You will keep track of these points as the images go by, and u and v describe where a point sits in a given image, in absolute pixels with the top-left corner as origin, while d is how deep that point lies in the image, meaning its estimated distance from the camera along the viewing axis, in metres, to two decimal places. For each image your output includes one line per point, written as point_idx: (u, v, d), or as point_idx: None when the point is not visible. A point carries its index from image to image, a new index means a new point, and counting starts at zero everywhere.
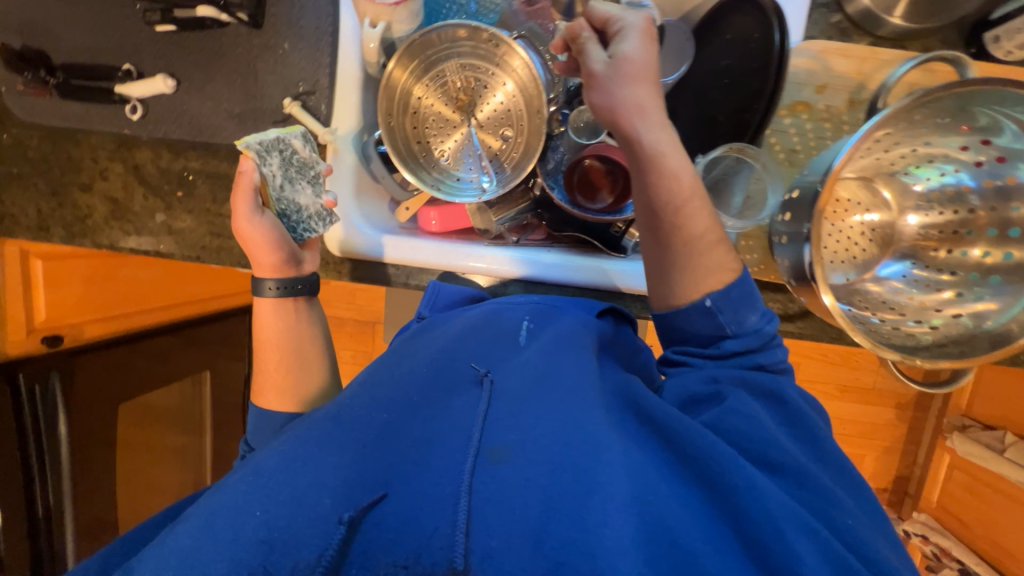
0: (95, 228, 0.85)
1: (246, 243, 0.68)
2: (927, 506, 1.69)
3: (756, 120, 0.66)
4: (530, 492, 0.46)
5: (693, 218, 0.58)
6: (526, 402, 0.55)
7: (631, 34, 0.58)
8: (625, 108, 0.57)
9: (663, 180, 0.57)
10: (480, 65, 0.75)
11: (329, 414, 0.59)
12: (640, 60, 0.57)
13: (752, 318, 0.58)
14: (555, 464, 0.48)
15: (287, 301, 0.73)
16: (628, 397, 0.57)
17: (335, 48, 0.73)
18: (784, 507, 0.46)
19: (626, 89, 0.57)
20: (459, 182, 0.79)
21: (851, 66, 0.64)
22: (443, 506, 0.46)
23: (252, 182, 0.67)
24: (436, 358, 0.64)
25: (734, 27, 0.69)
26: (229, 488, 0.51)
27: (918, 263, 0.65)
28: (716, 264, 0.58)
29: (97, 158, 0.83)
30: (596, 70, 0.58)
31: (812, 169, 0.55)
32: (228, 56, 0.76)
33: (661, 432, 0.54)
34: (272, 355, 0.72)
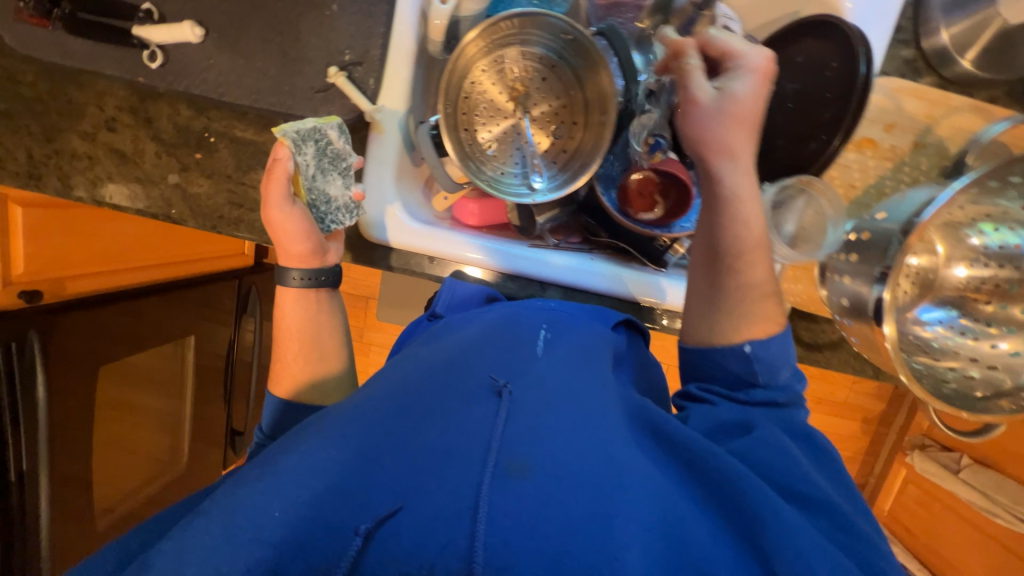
0: (96, 183, 0.77)
1: (276, 231, 0.67)
2: (878, 514, 1.85)
3: (827, 153, 0.65)
4: (556, 516, 0.42)
5: (750, 267, 0.59)
6: (552, 418, 0.51)
7: (745, 75, 0.59)
8: (717, 145, 0.59)
9: (733, 224, 0.59)
10: (543, 58, 0.72)
11: (340, 411, 0.54)
12: (745, 104, 0.58)
13: (785, 374, 0.59)
14: (584, 487, 0.45)
15: (310, 291, 0.71)
16: (657, 419, 0.55)
17: (390, 18, 0.67)
18: (813, 546, 0.45)
19: (722, 127, 0.58)
20: (505, 178, 0.75)
21: (921, 109, 0.64)
22: (462, 523, 0.41)
23: (286, 172, 0.65)
24: (455, 360, 0.60)
25: (807, 49, 0.66)
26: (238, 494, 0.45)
27: (964, 313, 0.66)
28: (761, 316, 0.60)
29: (104, 106, 0.74)
30: (701, 98, 0.59)
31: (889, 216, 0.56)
32: (267, 11, 0.69)
33: (688, 457, 0.53)
34: (292, 343, 0.71)
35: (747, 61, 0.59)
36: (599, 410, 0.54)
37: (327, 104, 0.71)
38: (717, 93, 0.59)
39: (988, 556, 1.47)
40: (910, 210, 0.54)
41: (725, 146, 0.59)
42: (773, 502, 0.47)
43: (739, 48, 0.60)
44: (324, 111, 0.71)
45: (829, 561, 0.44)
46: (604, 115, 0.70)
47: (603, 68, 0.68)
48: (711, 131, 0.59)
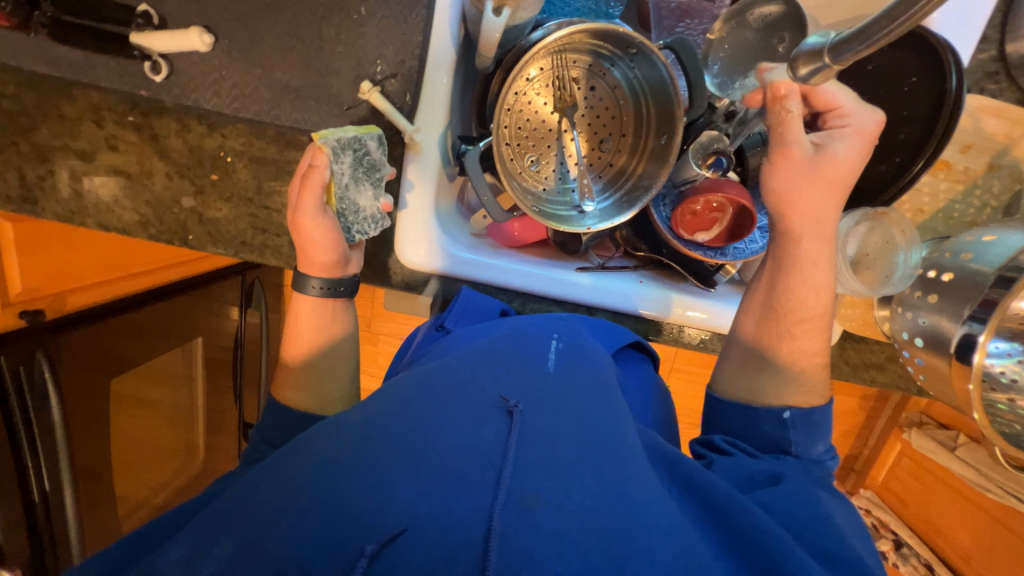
0: (100, 207, 0.70)
1: (300, 238, 0.61)
2: (873, 484, 1.96)
3: (903, 179, 0.61)
4: (568, 561, 0.38)
5: (808, 334, 0.58)
6: (567, 445, 0.47)
7: (847, 137, 0.55)
8: (805, 207, 0.55)
9: (799, 286, 0.57)
10: (598, 67, 0.66)
11: (340, 429, 0.48)
12: (844, 166, 0.54)
13: (819, 449, 0.56)
14: (599, 528, 0.41)
15: (329, 301, 0.67)
16: (681, 459, 0.51)
17: (428, 24, 0.60)
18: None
19: (814, 188, 0.55)
20: (551, 197, 0.70)
21: (1001, 129, 0.60)
22: (462, 565, 0.37)
23: (322, 182, 0.58)
24: (461, 375, 0.54)
25: (882, 59, 0.61)
26: (230, 520, 0.42)
27: None
28: (811, 383, 0.58)
29: (102, 122, 0.66)
30: (802, 153, 0.54)
31: (980, 258, 0.55)
32: (285, 14, 0.61)
33: (712, 504, 0.48)
34: (303, 349, 0.68)
35: (856, 122, 0.55)
36: (619, 438, 0.50)
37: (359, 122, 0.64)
38: (818, 150, 0.54)
39: (974, 523, 1.57)
40: (1007, 255, 0.52)
41: (812, 207, 0.55)
42: (803, 558, 0.42)
43: (849, 107, 0.55)
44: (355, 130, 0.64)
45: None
46: (666, 136, 0.64)
47: (666, 84, 0.62)
48: (803, 190, 0.55)
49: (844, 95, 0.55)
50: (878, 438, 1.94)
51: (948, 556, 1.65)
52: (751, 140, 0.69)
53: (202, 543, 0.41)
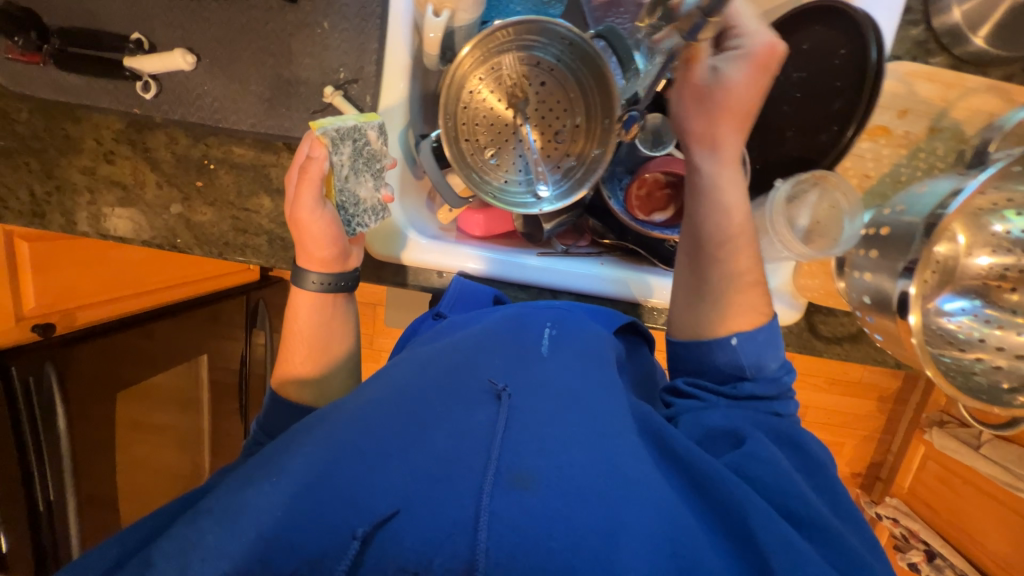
0: (100, 216, 0.76)
1: (300, 233, 0.63)
2: (898, 491, 1.85)
3: (841, 146, 0.64)
4: (554, 524, 0.43)
5: (737, 255, 0.60)
6: (557, 428, 0.51)
7: (742, 55, 0.57)
8: (702, 130, 0.60)
9: (718, 211, 0.60)
10: (542, 60, 0.69)
11: (344, 412, 0.52)
12: (736, 92, 0.58)
13: (773, 365, 0.61)
14: (583, 496, 0.46)
15: (330, 296, 0.68)
16: (664, 432, 0.56)
17: (383, 32, 0.66)
18: (814, 566, 0.45)
19: (714, 112, 0.59)
20: (510, 187, 0.74)
21: (936, 92, 0.62)
22: (461, 533, 0.43)
23: (322, 173, 0.60)
24: (456, 363, 0.58)
25: (813, 39, 0.64)
26: (245, 493, 0.45)
27: (990, 303, 0.64)
28: (747, 305, 0.61)
29: (101, 139, 0.73)
30: (695, 81, 0.59)
31: (910, 210, 0.56)
32: (257, 34, 0.68)
33: (692, 474, 0.53)
34: (301, 346, 0.68)
35: (745, 45, 0.57)
36: (607, 417, 0.54)
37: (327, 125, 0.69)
38: (714, 76, 0.58)
39: (1008, 526, 1.47)
40: (933, 204, 0.53)
41: (717, 132, 0.59)
42: (768, 516, 0.48)
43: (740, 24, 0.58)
44: None
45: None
46: (609, 119, 0.68)
47: (604, 69, 0.66)
48: (701, 118, 0.60)
49: (741, 12, 0.58)
50: (901, 442, 1.86)
51: (980, 560, 1.55)
52: None
53: (218, 520, 0.43)
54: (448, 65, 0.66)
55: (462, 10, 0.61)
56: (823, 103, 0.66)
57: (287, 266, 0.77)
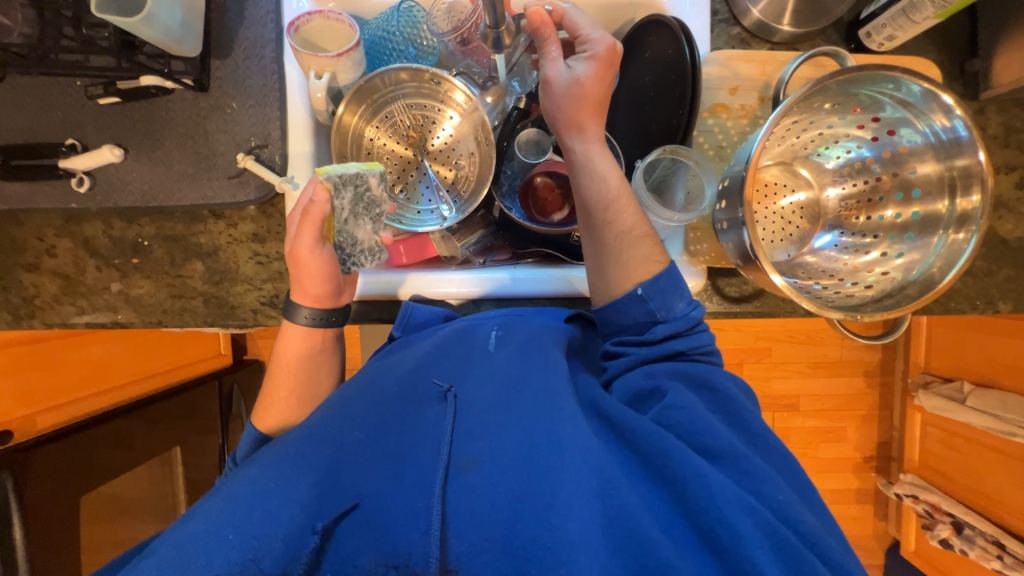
0: (44, 307, 0.81)
1: (299, 269, 0.66)
2: (911, 466, 1.71)
3: (682, 123, 0.73)
4: (498, 494, 0.48)
5: (622, 214, 0.64)
6: (497, 413, 0.56)
7: (590, 53, 0.66)
8: (568, 117, 0.66)
9: (596, 178, 0.65)
10: (426, 103, 0.80)
11: (301, 434, 0.58)
12: (589, 85, 0.65)
13: (680, 304, 0.63)
14: (521, 465, 0.50)
15: (318, 331, 0.70)
16: (600, 398, 0.58)
17: (283, 102, 0.77)
18: (728, 494, 0.47)
19: (573, 100, 0.65)
20: (420, 214, 0.81)
21: (756, 69, 0.73)
22: (415, 517, 0.48)
23: (324, 215, 0.64)
24: (406, 374, 0.64)
25: (651, 48, 0.78)
26: (200, 514, 0.49)
27: (845, 231, 0.71)
28: (642, 257, 0.63)
29: (43, 236, 0.80)
30: (555, 75, 0.66)
31: (737, 160, 0.62)
32: (175, 121, 0.77)
33: (622, 430, 0.54)
34: (284, 384, 0.71)
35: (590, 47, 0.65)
36: (545, 392, 0.57)
37: (243, 187, 0.77)
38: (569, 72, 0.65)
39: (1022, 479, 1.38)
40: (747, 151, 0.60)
41: (582, 116, 0.66)
42: (691, 457, 0.49)
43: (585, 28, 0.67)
44: (242, 194, 0.77)
45: (742, 504, 0.46)
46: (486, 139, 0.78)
47: (466, 94, 0.77)
48: (565, 104, 0.66)
49: (583, 25, 0.67)
50: (900, 415, 1.75)
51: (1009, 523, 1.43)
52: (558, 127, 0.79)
53: (176, 544, 0.46)
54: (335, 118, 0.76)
55: (342, 70, 0.72)
56: (667, 94, 0.77)
57: (224, 323, 0.82)
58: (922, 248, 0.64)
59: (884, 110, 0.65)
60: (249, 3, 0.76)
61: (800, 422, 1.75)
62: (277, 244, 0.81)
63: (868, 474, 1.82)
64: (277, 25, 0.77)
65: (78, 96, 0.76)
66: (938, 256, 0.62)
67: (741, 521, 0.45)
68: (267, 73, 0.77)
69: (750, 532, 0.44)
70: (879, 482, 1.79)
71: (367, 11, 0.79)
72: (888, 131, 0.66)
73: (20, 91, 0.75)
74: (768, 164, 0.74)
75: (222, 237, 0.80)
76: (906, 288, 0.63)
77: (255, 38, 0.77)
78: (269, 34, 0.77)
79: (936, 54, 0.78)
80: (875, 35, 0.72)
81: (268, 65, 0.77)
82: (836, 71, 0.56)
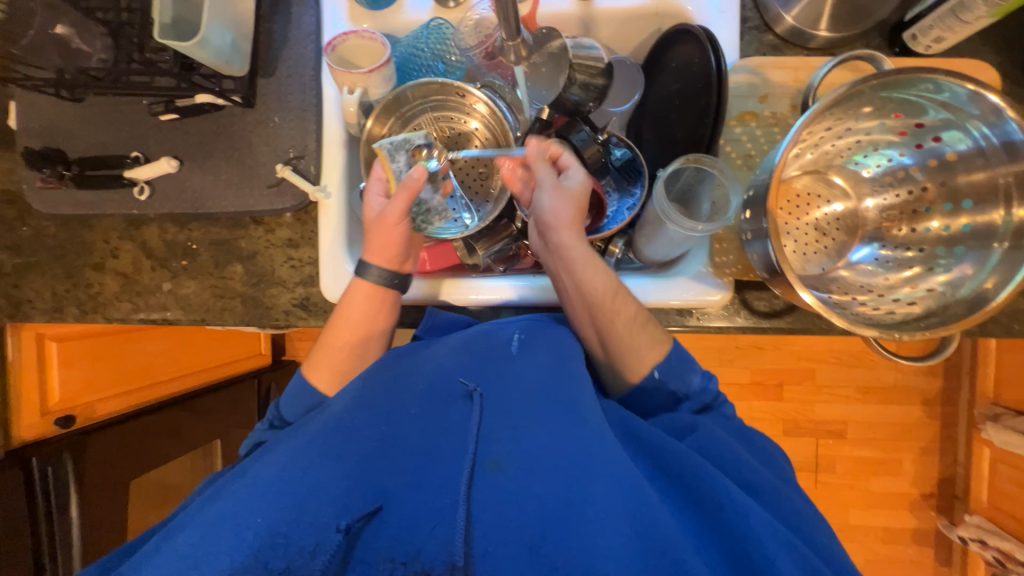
0: (106, 303, 0.89)
1: (377, 231, 0.72)
2: (978, 507, 1.49)
3: (707, 134, 0.72)
4: (526, 501, 0.48)
5: (625, 306, 0.66)
6: (525, 417, 0.56)
7: (578, 174, 0.73)
8: (565, 223, 0.69)
9: (595, 273, 0.66)
10: (452, 115, 0.85)
11: (326, 420, 0.58)
12: (580, 197, 0.71)
13: (696, 379, 0.66)
14: (549, 474, 0.50)
15: (380, 291, 0.73)
16: (631, 422, 0.58)
17: (319, 116, 0.82)
18: (765, 524, 0.45)
19: (567, 207, 0.69)
20: (441, 222, 0.84)
21: (788, 76, 0.72)
22: (443, 519, 0.49)
23: (417, 186, 0.71)
24: (431, 374, 0.63)
25: (678, 57, 0.78)
26: (224, 500, 0.49)
27: (885, 244, 0.71)
28: (649, 342, 0.65)
29: (109, 239, 0.89)
30: (548, 188, 0.70)
31: (762, 170, 0.61)
32: (224, 134, 0.83)
33: (654, 450, 0.55)
34: (338, 342, 0.73)
35: (579, 170, 0.73)
36: (574, 402, 0.56)
37: (281, 195, 0.82)
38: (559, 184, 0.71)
39: None
40: (774, 159, 0.58)
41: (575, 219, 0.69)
42: (725, 485, 0.49)
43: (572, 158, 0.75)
44: (280, 202, 0.83)
45: (778, 535, 0.45)
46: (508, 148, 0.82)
47: (489, 106, 0.81)
48: (557, 210, 0.69)
49: (570, 156, 0.76)
50: (966, 449, 1.54)
51: None
52: (581, 137, 0.79)
53: (196, 531, 0.46)
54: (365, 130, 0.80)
55: (373, 86, 0.76)
56: (694, 104, 0.76)
57: (259, 323, 0.87)
58: (974, 262, 0.61)
59: (926, 115, 0.63)
60: (293, 26, 0.83)
61: (846, 450, 1.60)
62: (310, 249, 0.85)
63: (928, 513, 1.61)
64: (316, 45, 0.82)
65: (143, 113, 0.84)
66: (990, 272, 0.59)
67: (776, 548, 0.43)
68: (307, 90, 0.82)
69: (785, 560, 0.43)
70: (941, 523, 1.59)
71: (400, 29, 0.83)
72: (931, 138, 0.64)
73: (95, 109, 0.84)
74: (799, 175, 0.75)
75: (261, 242, 0.86)
76: (953, 304, 0.61)
77: (298, 57, 0.82)
78: (309, 53, 0.82)
79: (993, 55, 0.73)
80: (920, 37, 0.69)
81: (308, 82, 0.82)
82: (872, 74, 0.55)
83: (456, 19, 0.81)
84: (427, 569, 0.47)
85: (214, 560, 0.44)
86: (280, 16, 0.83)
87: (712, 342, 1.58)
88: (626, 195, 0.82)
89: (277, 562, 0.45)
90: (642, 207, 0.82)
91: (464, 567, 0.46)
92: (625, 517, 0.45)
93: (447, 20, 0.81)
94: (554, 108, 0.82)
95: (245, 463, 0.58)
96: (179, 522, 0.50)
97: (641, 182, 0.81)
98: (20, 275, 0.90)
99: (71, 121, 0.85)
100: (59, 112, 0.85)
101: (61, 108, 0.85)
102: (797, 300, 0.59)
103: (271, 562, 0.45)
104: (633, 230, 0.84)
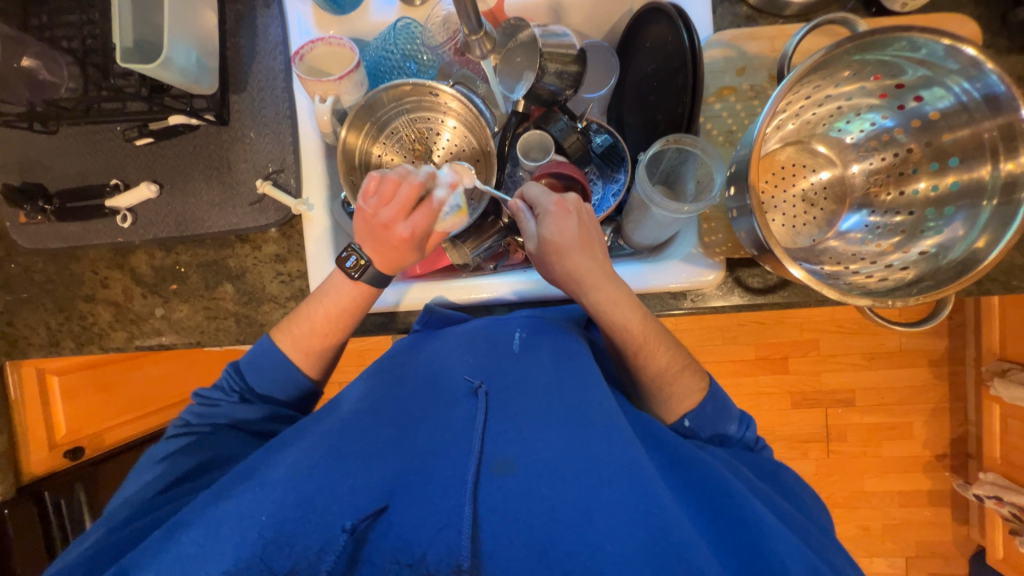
0: (101, 334, 0.88)
1: (392, 248, 0.67)
2: (992, 464, 1.48)
3: (687, 112, 0.70)
4: (533, 502, 0.48)
5: (653, 360, 0.65)
6: (532, 415, 0.56)
7: (547, 216, 0.66)
8: (568, 282, 0.67)
9: (613, 334, 0.66)
10: (429, 115, 0.84)
11: (332, 425, 0.58)
12: (565, 242, 0.65)
13: (733, 427, 0.65)
14: (558, 475, 0.50)
15: (366, 288, 0.71)
16: (656, 429, 0.59)
17: (295, 128, 0.82)
18: (788, 544, 0.45)
19: (556, 266, 0.67)
20: None
21: (762, 46, 0.71)
22: (449, 522, 0.48)
23: (434, 210, 0.67)
24: (437, 376, 0.64)
25: (652, 36, 0.77)
26: (224, 506, 0.49)
27: (874, 210, 0.70)
28: (686, 390, 0.65)
29: (97, 269, 0.88)
30: (530, 252, 0.69)
31: (743, 144, 0.60)
32: (201, 154, 0.82)
33: (677, 459, 0.55)
34: (321, 321, 0.71)
35: (546, 206, 0.67)
36: (583, 401, 0.56)
37: (264, 211, 0.82)
38: (538, 242, 0.67)
39: None
40: (754, 133, 0.57)
41: (568, 277, 0.66)
42: (746, 501, 0.49)
43: (538, 197, 0.68)
44: (263, 218, 0.82)
45: (802, 559, 0.44)
46: (486, 143, 0.81)
47: (462, 101, 0.80)
48: (550, 272, 0.68)
49: (534, 193, 0.69)
50: (976, 407, 1.53)
51: None
52: (560, 127, 0.78)
53: (201, 532, 0.47)
54: (341, 138, 0.79)
55: (345, 92, 0.76)
56: (670, 82, 0.74)
57: (255, 340, 0.86)
58: (967, 222, 0.60)
59: (906, 75, 0.62)
60: (260, 38, 0.82)
61: (856, 418, 1.60)
62: (298, 263, 0.85)
63: (941, 474, 1.60)
64: (285, 56, 0.81)
65: (118, 140, 0.83)
66: (982, 230, 0.58)
67: (792, 559, 0.43)
68: (280, 102, 0.82)
69: (798, 569, 0.42)
70: (954, 483, 1.59)
71: (369, 32, 0.83)
72: (912, 98, 0.63)
73: (72, 141, 0.84)
74: (781, 148, 0.74)
75: (248, 260, 0.85)
76: (950, 266, 0.60)
77: (268, 69, 0.82)
78: (279, 65, 0.81)
79: (971, 8, 0.71)
80: None
81: (281, 95, 0.81)
82: (847, 36, 0.54)
83: (422, 16, 0.81)
84: (434, 569, 0.45)
85: (224, 558, 0.45)
86: (246, 29, 0.82)
87: (712, 321, 1.58)
88: (610, 182, 0.82)
89: (279, 564, 0.45)
90: (626, 192, 0.82)
91: (470, 568, 0.44)
92: (637, 521, 0.45)
93: (415, 18, 0.81)
94: (530, 100, 0.81)
95: (248, 461, 0.57)
96: (181, 517, 0.51)
97: (624, 167, 0.80)
98: (12, 312, 0.90)
99: (48, 154, 0.84)
100: (36, 146, 0.84)
101: (39, 142, 0.84)
102: (784, 271, 0.58)
103: (276, 561, 0.45)
104: (620, 216, 0.84)
